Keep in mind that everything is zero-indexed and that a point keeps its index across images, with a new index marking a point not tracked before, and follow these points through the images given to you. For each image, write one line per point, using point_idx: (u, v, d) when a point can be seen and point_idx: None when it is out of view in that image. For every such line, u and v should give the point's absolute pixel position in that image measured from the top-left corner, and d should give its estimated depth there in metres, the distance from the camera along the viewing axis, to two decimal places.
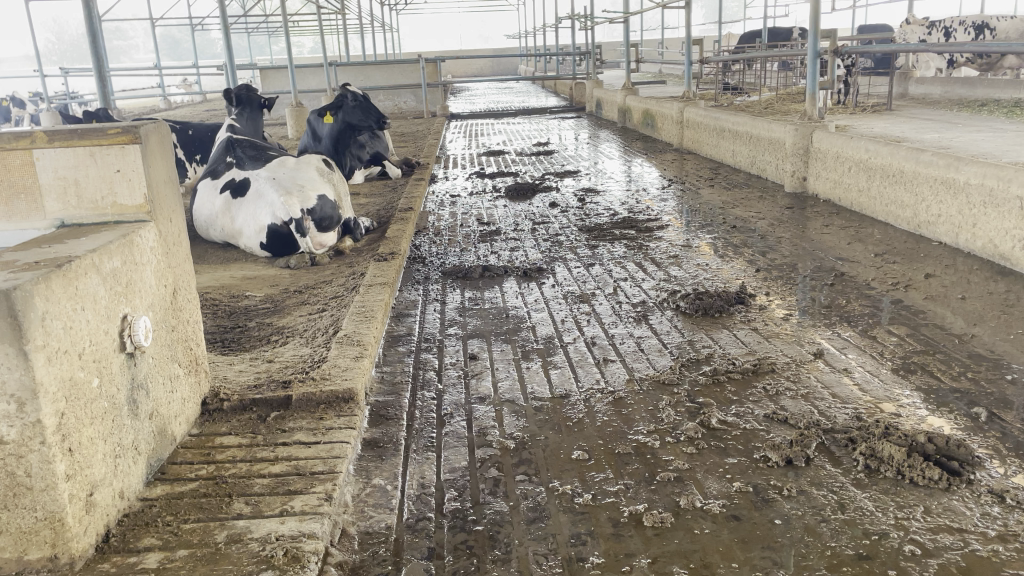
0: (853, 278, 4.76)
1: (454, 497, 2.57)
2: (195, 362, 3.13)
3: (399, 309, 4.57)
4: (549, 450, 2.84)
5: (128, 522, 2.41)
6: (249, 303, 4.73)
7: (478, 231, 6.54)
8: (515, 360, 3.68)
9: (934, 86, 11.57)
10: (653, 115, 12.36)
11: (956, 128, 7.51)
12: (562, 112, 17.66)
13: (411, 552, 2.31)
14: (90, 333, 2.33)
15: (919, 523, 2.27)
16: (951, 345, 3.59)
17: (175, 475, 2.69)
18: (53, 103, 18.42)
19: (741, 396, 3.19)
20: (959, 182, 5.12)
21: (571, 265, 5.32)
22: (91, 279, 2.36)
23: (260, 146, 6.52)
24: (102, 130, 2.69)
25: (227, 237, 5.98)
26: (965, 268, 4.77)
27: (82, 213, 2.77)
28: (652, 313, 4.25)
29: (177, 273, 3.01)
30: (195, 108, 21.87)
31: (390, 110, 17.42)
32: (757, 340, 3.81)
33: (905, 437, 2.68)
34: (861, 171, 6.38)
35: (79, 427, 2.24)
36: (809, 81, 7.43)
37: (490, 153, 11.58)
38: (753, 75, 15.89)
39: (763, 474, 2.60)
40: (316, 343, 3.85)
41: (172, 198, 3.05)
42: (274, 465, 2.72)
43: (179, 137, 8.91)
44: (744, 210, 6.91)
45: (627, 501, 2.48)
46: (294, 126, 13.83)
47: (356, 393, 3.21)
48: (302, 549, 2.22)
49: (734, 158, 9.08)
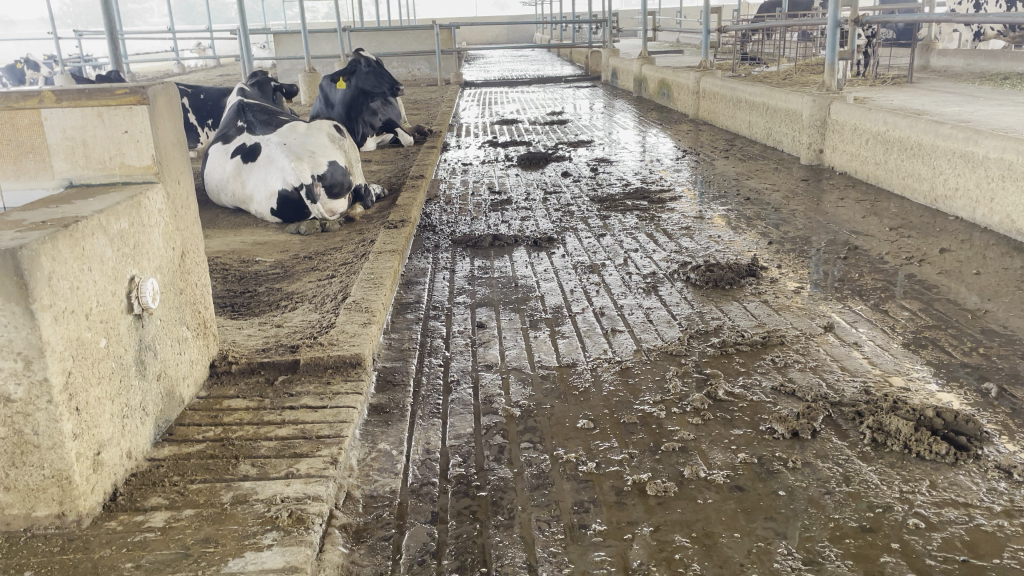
0: (867, 251, 4.71)
1: (459, 463, 2.58)
2: (204, 325, 3.14)
3: (408, 276, 4.56)
4: (554, 418, 2.84)
5: (135, 481, 2.44)
6: (259, 268, 4.73)
7: (489, 200, 6.51)
8: (523, 329, 3.68)
9: (957, 58, 11.36)
10: (669, 85, 12.22)
11: (976, 101, 7.39)
12: (578, 81, 17.49)
13: (415, 516, 2.32)
14: (97, 294, 2.33)
15: (924, 496, 2.26)
16: (964, 320, 3.55)
17: (183, 437, 2.70)
18: (68, 65, 18.35)
19: (749, 367, 3.17)
20: (979, 156, 5.04)
21: (582, 235, 5.29)
22: (98, 240, 2.36)
23: (271, 110, 6.49)
24: (109, 90, 2.68)
25: (238, 201, 5.98)
26: (981, 243, 4.71)
27: (90, 174, 2.77)
28: (662, 284, 4.23)
29: (185, 236, 3.01)
30: (207, 73, 21.70)
31: (404, 77, 17.29)
32: (767, 312, 3.78)
33: (913, 412, 2.67)
34: (879, 144, 6.29)
35: (86, 386, 2.25)
36: (828, 51, 7.31)
37: (504, 122, 11.49)
38: (771, 45, 15.65)
39: (768, 445, 2.59)
40: (325, 309, 3.86)
41: (180, 160, 3.04)
42: (280, 428, 2.74)
43: (190, 102, 8.89)
44: (759, 181, 6.84)
45: (632, 471, 2.48)
46: (308, 92, 13.76)
47: (364, 358, 3.22)
48: (307, 511, 2.24)
49: (750, 129, 8.98)
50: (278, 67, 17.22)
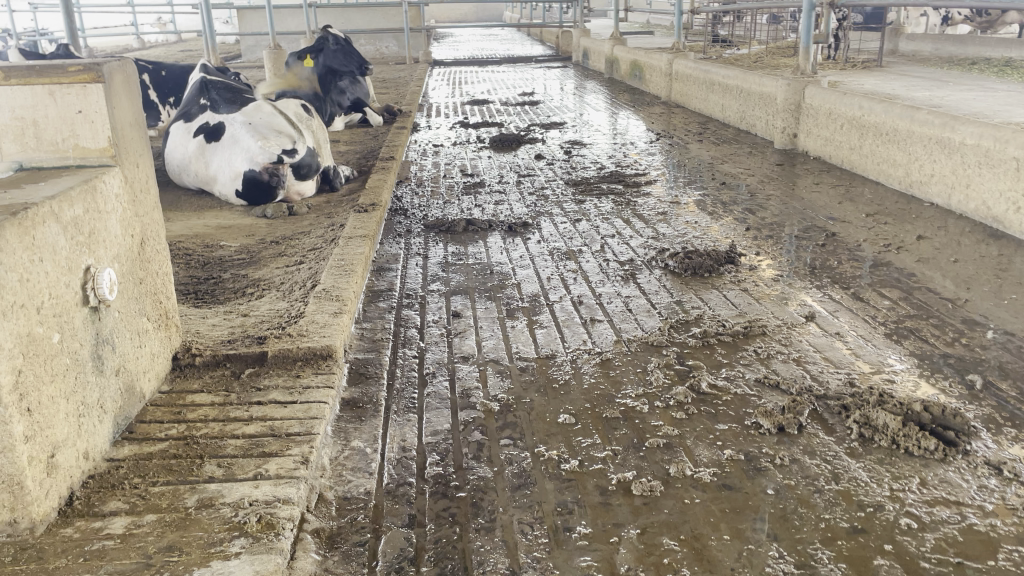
0: (844, 238, 4.68)
1: (437, 462, 2.48)
2: (166, 316, 2.99)
3: (379, 263, 4.43)
4: (534, 414, 2.75)
5: (93, 484, 2.30)
6: (223, 253, 4.56)
7: (462, 183, 6.38)
8: (500, 319, 3.57)
9: (925, 43, 11.40)
10: (640, 67, 12.13)
11: (947, 87, 7.40)
12: (548, 61, 17.30)
13: (391, 519, 2.22)
14: (49, 286, 2.18)
15: (915, 495, 2.21)
16: (945, 309, 3.51)
17: (144, 435, 2.56)
18: (23, 37, 17.63)
19: (731, 359, 3.10)
20: (955, 142, 5.02)
21: (557, 220, 5.20)
22: (50, 228, 2.21)
23: (235, 88, 6.29)
24: (62, 67, 2.51)
25: (200, 182, 5.77)
26: (956, 230, 4.70)
27: (41, 156, 2.60)
28: (640, 272, 4.15)
29: (145, 223, 2.85)
30: (170, 48, 21.10)
31: (371, 55, 16.95)
32: (747, 301, 3.72)
33: (900, 406, 2.62)
34: (853, 129, 6.27)
35: (38, 385, 2.10)
36: (803, 34, 7.26)
37: (475, 102, 11.31)
38: (741, 27, 15.62)
39: (754, 441, 2.52)
40: (293, 297, 3.72)
41: (140, 142, 2.87)
42: (247, 426, 2.61)
43: (151, 78, 8.58)
44: (733, 166, 6.79)
45: (616, 469, 2.40)
46: (273, 69, 13.42)
47: (335, 350, 3.09)
48: (277, 515, 2.13)
49: (723, 112, 8.92)
50: (242, 43, 16.79)
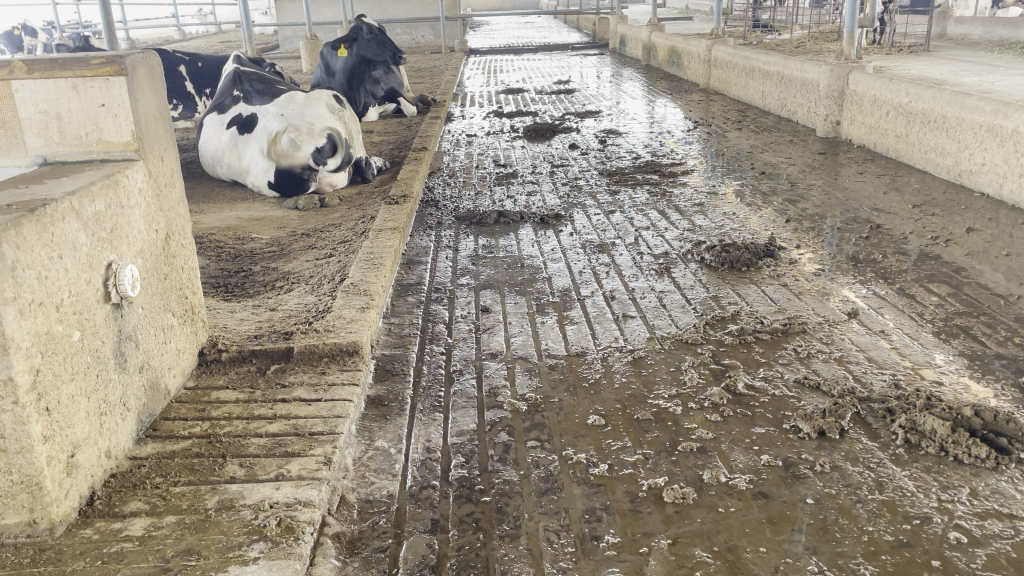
0: (890, 230, 4.50)
1: (461, 464, 2.41)
2: (192, 311, 2.96)
3: (410, 256, 4.37)
4: (563, 414, 2.66)
5: (115, 483, 2.27)
6: (254, 246, 4.54)
7: (494, 174, 6.30)
8: (529, 314, 3.49)
9: (974, 26, 11.01)
10: (678, 53, 11.92)
11: (998, 71, 7.11)
12: (585, 48, 17.11)
13: (414, 524, 2.15)
14: (69, 283, 2.15)
15: (964, 506, 2.09)
16: (997, 307, 3.35)
17: (168, 433, 2.54)
18: (66, 32, 17.75)
19: (770, 358, 2.98)
20: (1007, 130, 4.79)
21: (590, 211, 5.09)
22: (69, 224, 2.18)
23: (268, 79, 6.27)
24: (84, 60, 2.47)
25: (234, 174, 5.76)
26: (1008, 222, 4.50)
27: (66, 151, 2.57)
28: (676, 265, 4.03)
29: (169, 217, 2.82)
30: (208, 40, 21.23)
31: (407, 45, 16.94)
32: (786, 296, 3.59)
33: (950, 410, 2.48)
34: (899, 116, 6.04)
35: (57, 385, 2.07)
36: (847, 19, 7.02)
37: (509, 91, 11.19)
38: (783, 11, 15.26)
39: (793, 446, 2.41)
40: (321, 291, 3.67)
41: (164, 135, 2.84)
42: (271, 424, 2.57)
43: (188, 70, 8.61)
44: (773, 154, 6.60)
45: (646, 474, 2.31)
46: (309, 59, 13.45)
47: (361, 346, 3.04)
48: (298, 519, 2.08)
49: (763, 100, 8.70)
50: (280, 33, 16.87)
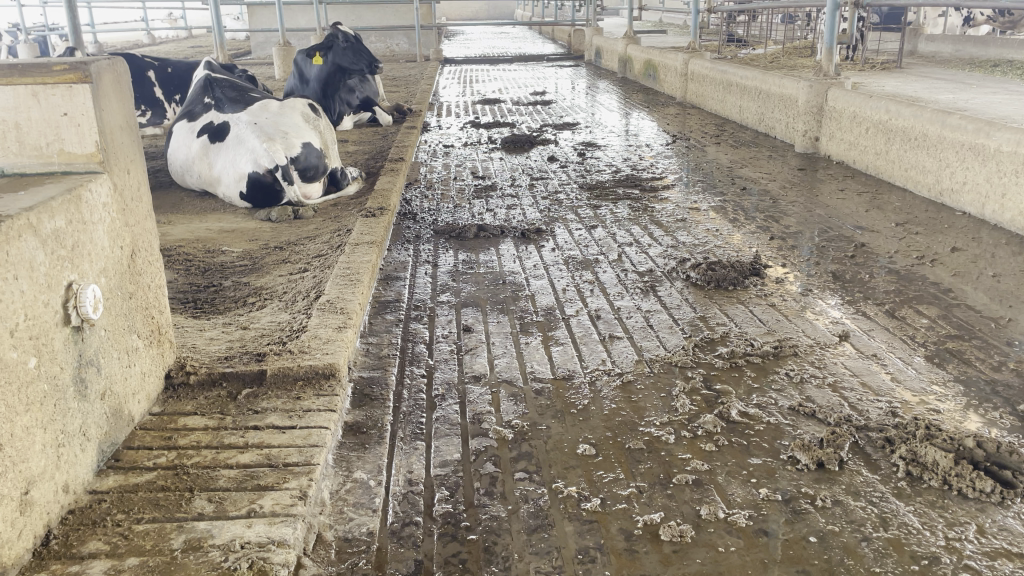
0: (875, 249, 4.46)
1: (446, 499, 2.28)
2: (158, 331, 2.80)
3: (387, 271, 4.24)
4: (551, 443, 2.54)
5: (72, 521, 2.11)
6: (224, 259, 4.37)
7: (473, 186, 6.19)
8: (513, 335, 3.38)
9: (946, 45, 11.13)
10: (654, 66, 11.91)
11: (971, 90, 7.16)
12: (561, 60, 17.08)
13: (396, 565, 2.02)
14: (24, 306, 1.99)
15: (972, 545, 2.00)
16: (988, 330, 3.29)
17: (131, 463, 2.37)
18: (33, 36, 17.25)
19: (763, 383, 2.89)
20: (990, 149, 4.78)
21: (572, 226, 5.00)
22: (26, 242, 2.02)
23: (241, 86, 6.12)
24: (46, 66, 2.32)
25: (205, 184, 5.59)
26: (992, 242, 4.47)
27: (25, 161, 2.41)
28: (661, 284, 3.94)
29: (135, 233, 2.66)
30: (180, 45, 20.84)
31: (382, 53, 16.80)
32: (775, 317, 3.51)
33: (951, 441, 2.41)
34: (879, 133, 6.04)
35: (10, 417, 1.91)
36: (826, 34, 7.01)
37: (486, 101, 11.10)
38: (757, 28, 15.35)
39: (792, 478, 2.31)
40: (295, 308, 3.52)
41: (130, 145, 2.68)
42: (242, 454, 2.41)
43: (157, 75, 8.41)
44: (753, 170, 6.57)
45: (641, 509, 2.20)
46: (282, 66, 13.24)
47: (337, 369, 2.90)
48: (271, 561, 1.94)
49: (741, 114, 8.68)
50: (252, 39, 16.65)
